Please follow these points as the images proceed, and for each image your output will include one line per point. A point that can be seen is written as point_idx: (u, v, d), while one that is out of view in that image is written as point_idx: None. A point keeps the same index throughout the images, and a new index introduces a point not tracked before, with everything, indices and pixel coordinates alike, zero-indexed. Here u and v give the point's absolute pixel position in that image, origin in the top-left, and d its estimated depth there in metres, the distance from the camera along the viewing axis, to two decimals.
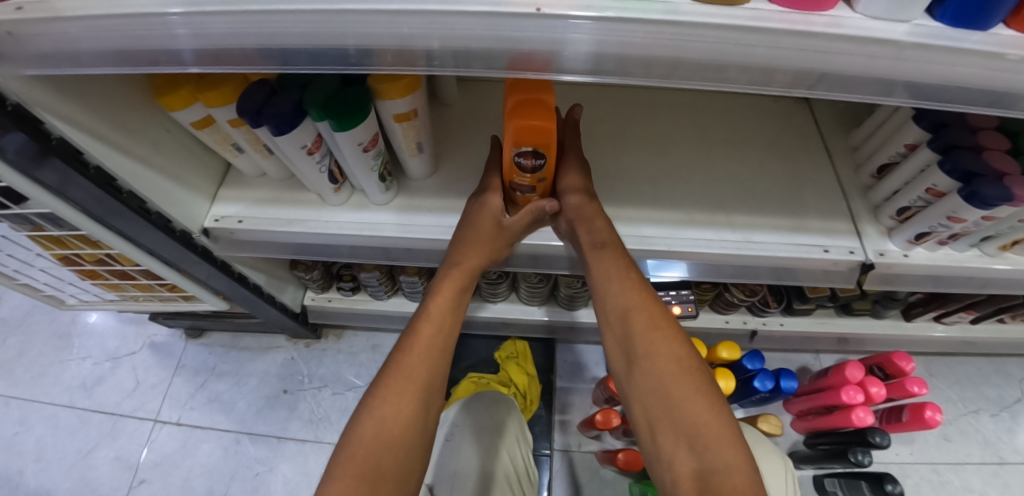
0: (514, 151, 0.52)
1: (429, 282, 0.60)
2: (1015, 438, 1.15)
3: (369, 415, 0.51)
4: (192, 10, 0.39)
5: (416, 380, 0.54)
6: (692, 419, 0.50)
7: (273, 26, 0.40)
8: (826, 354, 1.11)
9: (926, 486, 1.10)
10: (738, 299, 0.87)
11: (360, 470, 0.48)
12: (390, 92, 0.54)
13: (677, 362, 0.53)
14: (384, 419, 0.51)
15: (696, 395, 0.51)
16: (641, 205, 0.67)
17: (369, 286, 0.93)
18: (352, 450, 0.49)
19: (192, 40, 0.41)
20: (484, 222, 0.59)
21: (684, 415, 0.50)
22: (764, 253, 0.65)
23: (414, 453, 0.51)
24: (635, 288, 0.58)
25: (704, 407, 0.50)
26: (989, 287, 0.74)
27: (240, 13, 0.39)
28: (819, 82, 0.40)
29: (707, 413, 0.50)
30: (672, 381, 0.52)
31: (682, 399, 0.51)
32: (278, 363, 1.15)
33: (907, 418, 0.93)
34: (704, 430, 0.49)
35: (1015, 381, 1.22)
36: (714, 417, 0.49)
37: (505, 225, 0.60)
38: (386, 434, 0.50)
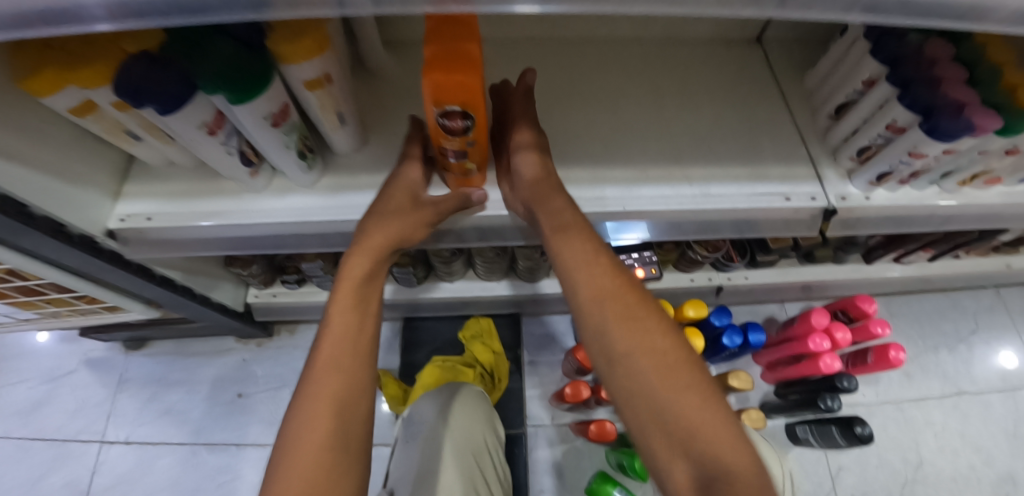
0: (438, 114, 0.46)
1: (341, 262, 0.54)
2: (970, 368, 1.20)
3: (303, 416, 0.47)
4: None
5: (352, 371, 0.50)
6: (684, 420, 0.43)
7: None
8: (791, 303, 1.11)
9: (891, 424, 1.13)
10: (702, 256, 0.84)
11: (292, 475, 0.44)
12: (295, 56, 0.47)
13: (663, 354, 0.47)
14: (317, 419, 0.47)
15: (686, 387, 0.45)
16: (591, 165, 0.62)
17: (314, 276, 0.86)
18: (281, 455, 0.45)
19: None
20: (398, 195, 0.54)
21: (676, 415, 0.44)
22: (723, 206, 0.61)
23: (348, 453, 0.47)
24: (607, 272, 0.52)
25: (695, 401, 0.44)
26: (948, 224, 0.74)
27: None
28: (782, 6, 0.35)
29: (698, 410, 0.43)
30: (659, 377, 0.45)
31: (672, 397, 0.44)
32: (230, 366, 1.07)
33: (872, 359, 0.93)
34: (700, 431, 0.42)
35: (969, 313, 1.26)
36: (708, 415, 0.43)
37: (421, 199, 0.56)
38: (319, 433, 0.46)
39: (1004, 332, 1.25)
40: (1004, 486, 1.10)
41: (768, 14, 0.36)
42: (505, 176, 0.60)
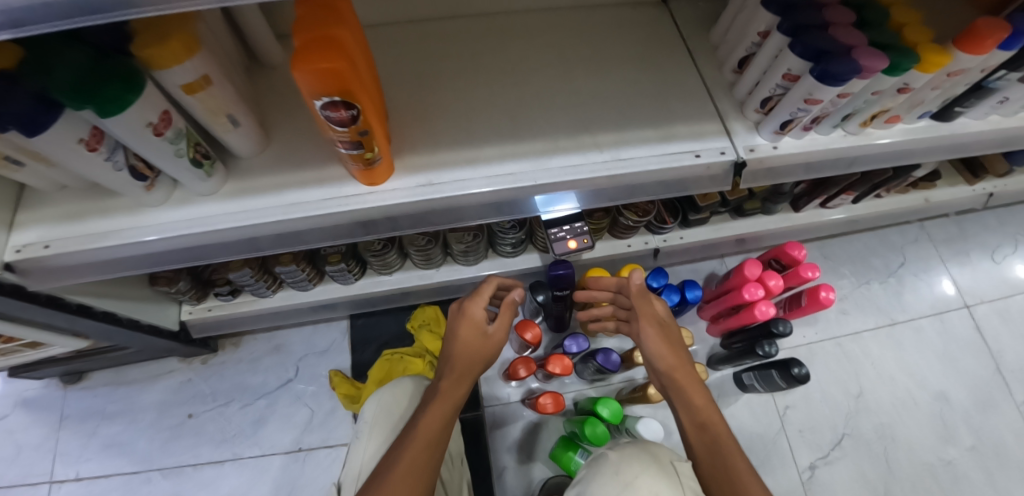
0: (319, 104, 0.44)
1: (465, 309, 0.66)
2: (900, 300, 1.28)
3: (411, 443, 0.58)
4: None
5: (449, 404, 0.62)
6: (696, 412, 0.63)
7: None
8: (729, 257, 1.15)
9: (832, 360, 1.19)
10: (634, 222, 0.85)
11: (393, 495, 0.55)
12: (163, 60, 0.45)
13: (678, 367, 0.66)
14: (417, 440, 0.58)
15: (695, 395, 0.64)
16: (501, 141, 0.61)
17: (247, 285, 0.84)
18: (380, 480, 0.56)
19: None
20: (467, 332, 0.66)
21: (690, 408, 0.63)
22: (634, 170, 0.62)
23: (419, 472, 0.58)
24: (643, 303, 0.71)
25: (703, 404, 0.64)
26: (856, 165, 0.77)
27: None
28: None
29: (709, 412, 0.63)
30: (682, 384, 0.65)
31: (687, 396, 0.64)
32: (176, 388, 1.03)
33: (805, 302, 0.98)
34: (705, 420, 0.62)
35: (896, 248, 1.34)
36: (709, 411, 0.63)
37: (485, 332, 0.67)
38: (423, 444, 0.58)
39: (929, 261, 1.33)
40: (938, 404, 1.18)
41: None
42: (412, 163, 0.59)
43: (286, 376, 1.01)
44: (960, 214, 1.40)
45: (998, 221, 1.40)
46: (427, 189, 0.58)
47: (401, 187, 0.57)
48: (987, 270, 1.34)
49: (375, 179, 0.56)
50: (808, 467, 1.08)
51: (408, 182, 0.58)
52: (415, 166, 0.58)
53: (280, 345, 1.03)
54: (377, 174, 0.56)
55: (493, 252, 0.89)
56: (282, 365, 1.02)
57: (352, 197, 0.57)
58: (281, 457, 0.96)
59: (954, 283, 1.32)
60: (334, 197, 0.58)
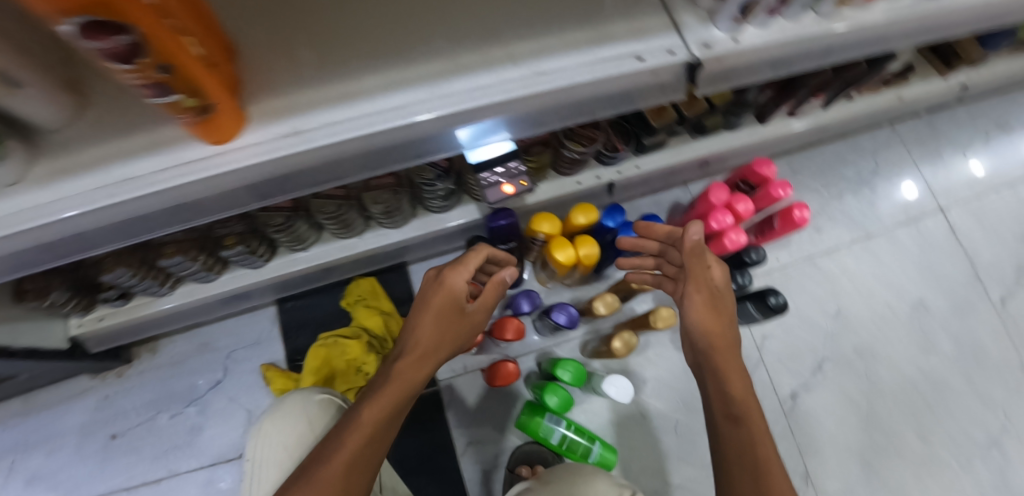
0: (68, 33, 0.29)
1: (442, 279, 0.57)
2: (874, 208, 1.21)
3: (351, 434, 0.49)
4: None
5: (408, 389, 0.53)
6: (765, 464, 0.49)
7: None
8: (694, 183, 1.05)
9: (809, 280, 1.13)
10: (578, 153, 0.70)
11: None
12: None
13: (747, 394, 0.54)
14: (359, 430, 0.49)
15: (761, 438, 0.51)
16: (385, 66, 0.45)
17: (132, 285, 0.71)
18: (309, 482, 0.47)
19: None
20: (441, 300, 0.57)
21: (755, 459, 0.49)
22: (563, 83, 0.47)
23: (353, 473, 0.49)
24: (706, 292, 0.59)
25: (774, 460, 0.50)
26: (833, 55, 0.64)
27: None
28: None
29: (782, 475, 0.49)
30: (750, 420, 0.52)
31: (753, 436, 0.51)
32: (92, 408, 0.91)
33: (778, 224, 0.88)
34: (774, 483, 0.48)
35: (868, 153, 1.26)
36: (782, 472, 0.49)
37: (467, 311, 0.58)
38: (364, 439, 0.49)
39: (902, 165, 1.26)
40: (917, 313, 1.14)
41: None
42: (269, 108, 0.44)
43: (215, 378, 0.89)
44: (930, 111, 1.32)
45: (969, 114, 1.33)
46: (293, 141, 0.43)
47: (258, 141, 0.44)
48: (959, 168, 1.28)
49: (220, 133, 0.42)
50: (789, 396, 1.04)
51: (267, 133, 0.44)
52: (274, 111, 0.44)
53: (202, 343, 0.91)
54: (221, 127, 0.42)
55: (423, 209, 0.76)
56: (209, 365, 0.90)
57: (196, 160, 0.44)
58: (223, 466, 0.86)
59: (927, 185, 1.25)
60: (173, 165, 0.44)
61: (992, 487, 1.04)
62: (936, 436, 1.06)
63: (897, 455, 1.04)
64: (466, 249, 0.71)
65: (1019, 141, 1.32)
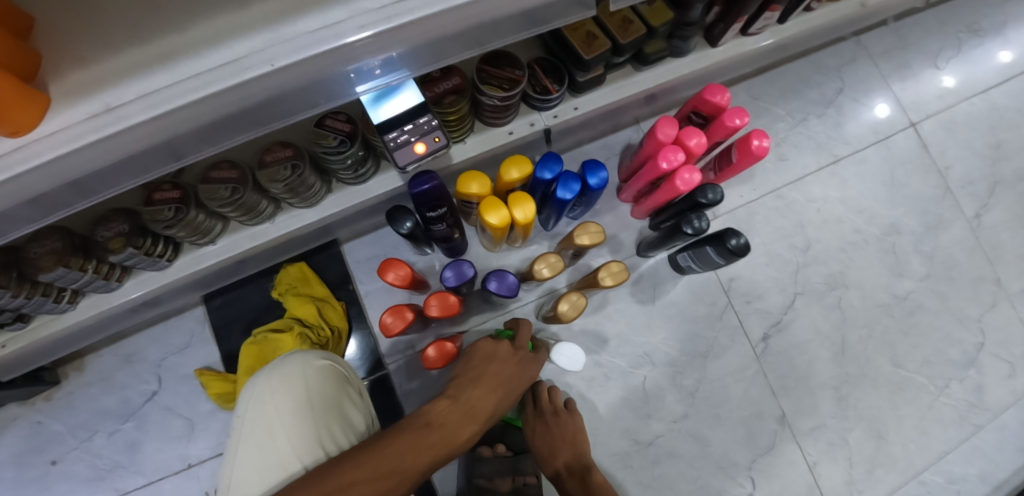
0: None
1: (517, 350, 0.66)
2: (841, 130, 1.15)
3: (411, 428, 0.49)
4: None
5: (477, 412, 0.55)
6: None
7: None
8: (647, 120, 0.97)
9: (776, 214, 1.07)
10: (499, 101, 0.62)
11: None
12: None
13: None
14: (432, 428, 0.50)
15: None
16: (209, 12, 0.37)
17: (25, 306, 0.61)
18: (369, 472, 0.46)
19: None
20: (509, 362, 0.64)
21: None
22: (432, 9, 0.38)
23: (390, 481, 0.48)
24: None
25: None
26: None
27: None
28: None
29: None
30: None
31: None
32: (20, 436, 0.84)
33: (736, 158, 0.81)
34: None
35: (833, 71, 1.18)
36: None
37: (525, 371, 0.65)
38: (433, 438, 0.49)
39: (869, 82, 1.19)
40: (889, 237, 1.10)
41: None
42: (77, 82, 0.36)
43: (149, 390, 0.83)
44: (898, 20, 1.24)
45: (939, 20, 1.24)
46: (107, 121, 0.36)
47: (67, 125, 0.36)
48: (929, 80, 1.21)
49: (12, 124, 0.34)
50: (760, 339, 1.00)
51: (78, 114, 0.36)
52: (82, 86, 0.36)
53: (129, 355, 0.83)
54: (9, 115, 0.33)
55: (338, 182, 0.69)
56: (140, 377, 0.83)
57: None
58: (169, 481, 0.81)
59: (896, 101, 1.19)
60: None
61: (968, 405, 1.03)
62: (912, 360, 1.04)
63: (873, 384, 1.02)
64: (389, 221, 0.64)
65: (990, 45, 1.24)
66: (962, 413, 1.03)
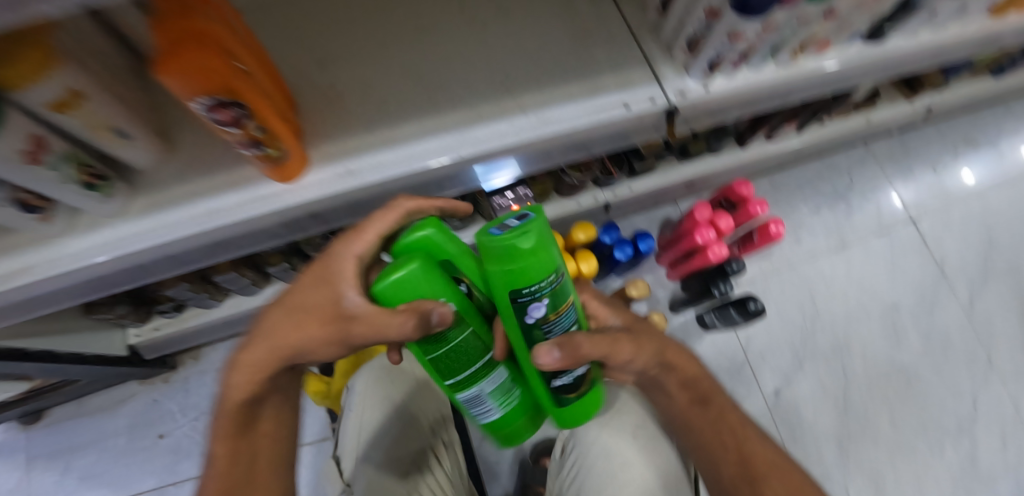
0: (197, 107, 0.40)
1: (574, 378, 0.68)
2: (851, 220, 1.32)
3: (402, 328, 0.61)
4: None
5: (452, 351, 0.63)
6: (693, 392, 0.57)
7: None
8: (685, 200, 1.17)
9: (790, 286, 1.23)
10: (578, 180, 0.83)
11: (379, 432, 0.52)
12: (18, 78, 0.39)
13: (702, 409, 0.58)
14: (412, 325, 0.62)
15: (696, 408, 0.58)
16: (419, 117, 0.57)
17: (189, 298, 0.81)
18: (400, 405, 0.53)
19: None
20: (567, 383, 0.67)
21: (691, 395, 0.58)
22: (563, 129, 0.58)
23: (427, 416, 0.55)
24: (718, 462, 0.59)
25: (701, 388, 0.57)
26: (793, 96, 0.75)
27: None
28: None
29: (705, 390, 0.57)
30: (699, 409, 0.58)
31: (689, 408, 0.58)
32: (140, 410, 1.01)
33: (757, 238, 0.99)
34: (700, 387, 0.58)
35: (844, 169, 1.37)
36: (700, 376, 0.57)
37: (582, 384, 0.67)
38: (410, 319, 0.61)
39: (875, 181, 1.37)
40: (890, 315, 1.25)
41: None
42: (326, 152, 0.55)
43: None
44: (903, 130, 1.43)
45: (939, 132, 1.44)
46: (346, 179, 0.54)
47: (318, 180, 0.54)
48: (929, 183, 1.39)
49: (289, 175, 0.52)
50: (772, 393, 1.14)
51: (325, 174, 0.54)
52: (328, 155, 0.55)
53: (239, 351, 1.02)
54: (290, 171, 0.52)
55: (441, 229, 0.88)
56: None
57: (269, 196, 0.54)
58: None
59: (900, 198, 1.37)
60: (246, 201, 0.54)
61: (961, 471, 1.14)
62: (910, 426, 1.16)
63: (873, 441, 1.14)
64: None
65: (984, 155, 1.43)
66: (955, 477, 1.13)
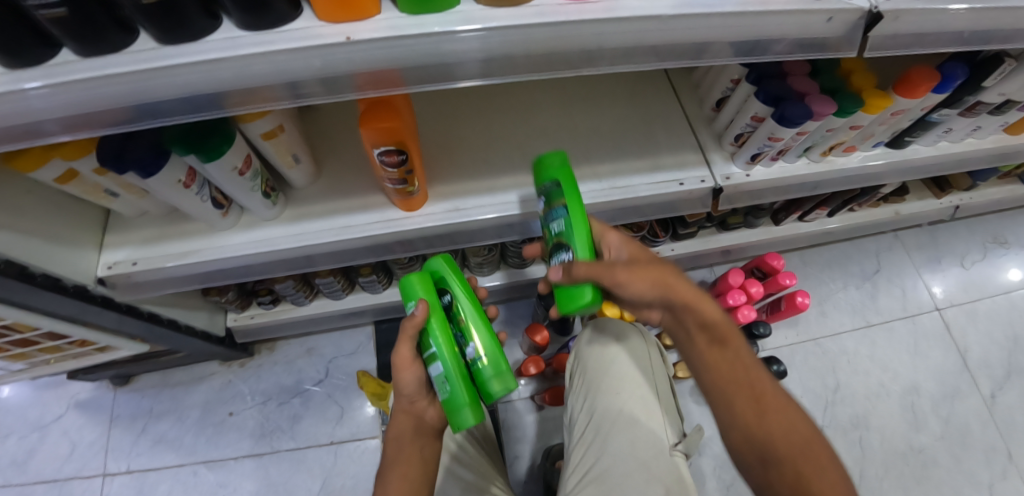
0: (375, 150, 0.56)
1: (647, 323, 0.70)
2: (876, 302, 1.40)
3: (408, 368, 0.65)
4: (36, 85, 0.38)
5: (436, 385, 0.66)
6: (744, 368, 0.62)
7: (125, 87, 0.40)
8: (719, 266, 1.30)
9: (811, 357, 1.32)
10: (628, 236, 0.99)
11: (400, 437, 0.65)
12: (249, 116, 0.55)
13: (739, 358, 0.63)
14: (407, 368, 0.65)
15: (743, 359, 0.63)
16: (517, 173, 0.75)
17: (288, 295, 0.96)
18: (408, 408, 0.67)
19: (40, 108, 0.39)
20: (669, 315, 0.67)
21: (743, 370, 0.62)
22: (628, 196, 0.75)
23: (431, 421, 0.68)
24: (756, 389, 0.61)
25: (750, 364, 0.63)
26: (821, 187, 0.89)
27: (109, 78, 0.39)
28: (613, 60, 0.48)
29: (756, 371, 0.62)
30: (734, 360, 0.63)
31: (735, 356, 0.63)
32: (215, 388, 1.15)
33: (784, 306, 1.09)
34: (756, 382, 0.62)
35: (871, 253, 1.47)
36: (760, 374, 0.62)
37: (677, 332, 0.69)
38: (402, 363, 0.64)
39: (903, 267, 1.46)
40: (910, 397, 1.30)
41: (605, 67, 0.49)
42: (443, 191, 0.72)
43: (318, 377, 1.17)
44: (932, 223, 1.52)
45: (968, 228, 1.52)
46: (454, 214, 0.71)
47: (433, 211, 0.71)
48: (957, 275, 1.46)
49: (412, 205, 0.69)
50: None
51: (440, 207, 0.71)
52: (444, 194, 0.72)
53: (309, 349, 1.19)
54: (414, 202, 0.69)
55: (505, 265, 1.08)
56: (317, 366, 1.17)
57: (393, 220, 0.70)
58: (314, 450, 1.10)
59: (927, 287, 1.44)
60: (377, 220, 0.70)
61: None
62: None
63: None
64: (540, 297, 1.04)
65: (1013, 256, 1.49)
66: None
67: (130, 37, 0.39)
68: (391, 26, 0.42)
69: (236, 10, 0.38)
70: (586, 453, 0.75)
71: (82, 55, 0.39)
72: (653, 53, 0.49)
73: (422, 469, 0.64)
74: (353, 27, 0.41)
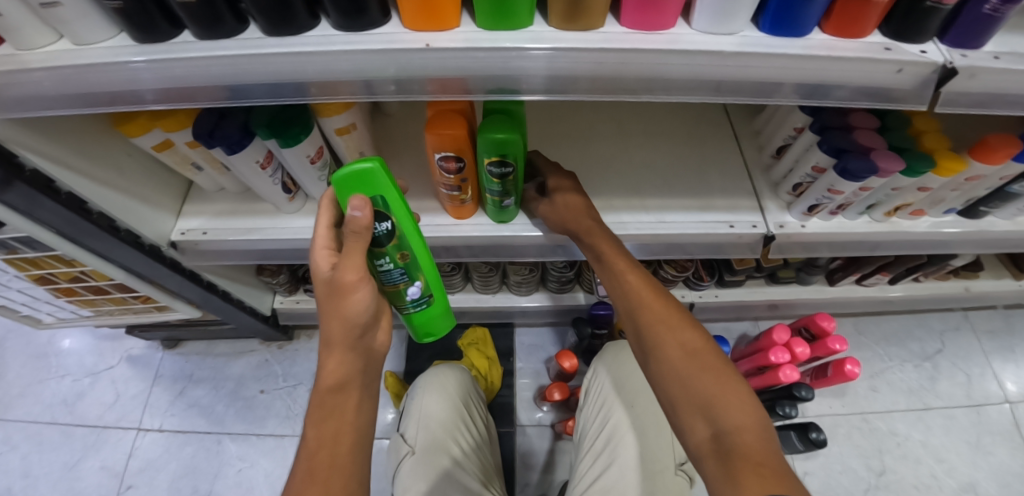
0: (436, 156, 0.60)
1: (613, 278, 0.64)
2: (936, 385, 1.30)
3: (359, 281, 0.52)
4: (155, 58, 0.44)
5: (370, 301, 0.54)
6: (672, 328, 0.58)
7: (229, 70, 0.45)
8: (763, 320, 1.29)
9: (856, 433, 1.23)
10: (671, 275, 1.01)
11: (343, 379, 0.53)
12: (329, 110, 0.61)
13: (669, 324, 0.58)
14: (358, 288, 0.52)
15: (682, 330, 0.58)
16: None
17: None
18: (356, 345, 0.54)
19: (153, 79, 0.45)
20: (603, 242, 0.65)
21: (672, 334, 0.58)
22: (673, 230, 0.75)
23: (378, 350, 0.57)
24: (704, 350, 0.55)
25: (685, 332, 0.58)
26: (881, 249, 0.85)
27: (216, 58, 0.44)
28: (669, 89, 0.49)
29: (690, 336, 0.57)
30: (663, 322, 0.59)
31: (665, 323, 0.58)
32: (253, 365, 1.22)
33: (831, 373, 1.06)
34: (691, 342, 0.56)
35: (936, 332, 1.37)
36: (691, 333, 0.57)
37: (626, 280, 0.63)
38: (347, 296, 0.52)
39: (969, 351, 1.35)
40: None
41: (660, 94, 0.49)
42: None
43: None
44: (1008, 307, 1.41)
45: None
46: (500, 227, 0.74)
47: (482, 221, 0.74)
48: None
49: (462, 213, 0.73)
50: None
51: (486, 220, 0.75)
52: None
53: None
54: (462, 211, 0.72)
55: (543, 287, 1.10)
56: None
57: (441, 226, 0.74)
58: None
59: (998, 376, 1.31)
60: (427, 223, 0.74)
61: None
62: None
63: None
64: (574, 324, 1.03)
65: None
66: None
67: (242, 27, 0.45)
68: (466, 39, 0.45)
69: (334, 12, 0.43)
70: (597, 464, 0.78)
71: (200, 38, 0.44)
72: (711, 87, 0.49)
73: (358, 431, 0.52)
74: (431, 36, 0.45)
